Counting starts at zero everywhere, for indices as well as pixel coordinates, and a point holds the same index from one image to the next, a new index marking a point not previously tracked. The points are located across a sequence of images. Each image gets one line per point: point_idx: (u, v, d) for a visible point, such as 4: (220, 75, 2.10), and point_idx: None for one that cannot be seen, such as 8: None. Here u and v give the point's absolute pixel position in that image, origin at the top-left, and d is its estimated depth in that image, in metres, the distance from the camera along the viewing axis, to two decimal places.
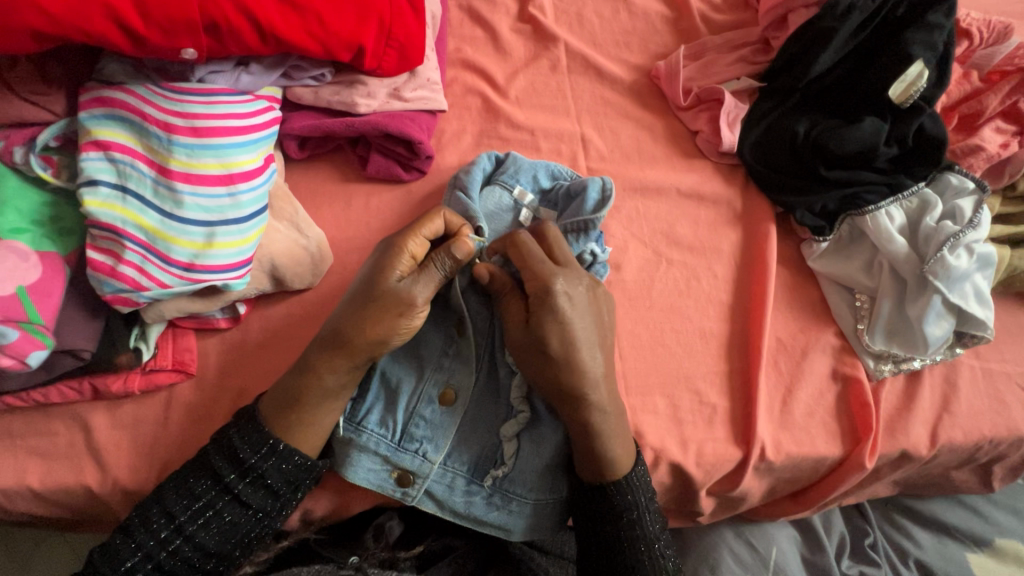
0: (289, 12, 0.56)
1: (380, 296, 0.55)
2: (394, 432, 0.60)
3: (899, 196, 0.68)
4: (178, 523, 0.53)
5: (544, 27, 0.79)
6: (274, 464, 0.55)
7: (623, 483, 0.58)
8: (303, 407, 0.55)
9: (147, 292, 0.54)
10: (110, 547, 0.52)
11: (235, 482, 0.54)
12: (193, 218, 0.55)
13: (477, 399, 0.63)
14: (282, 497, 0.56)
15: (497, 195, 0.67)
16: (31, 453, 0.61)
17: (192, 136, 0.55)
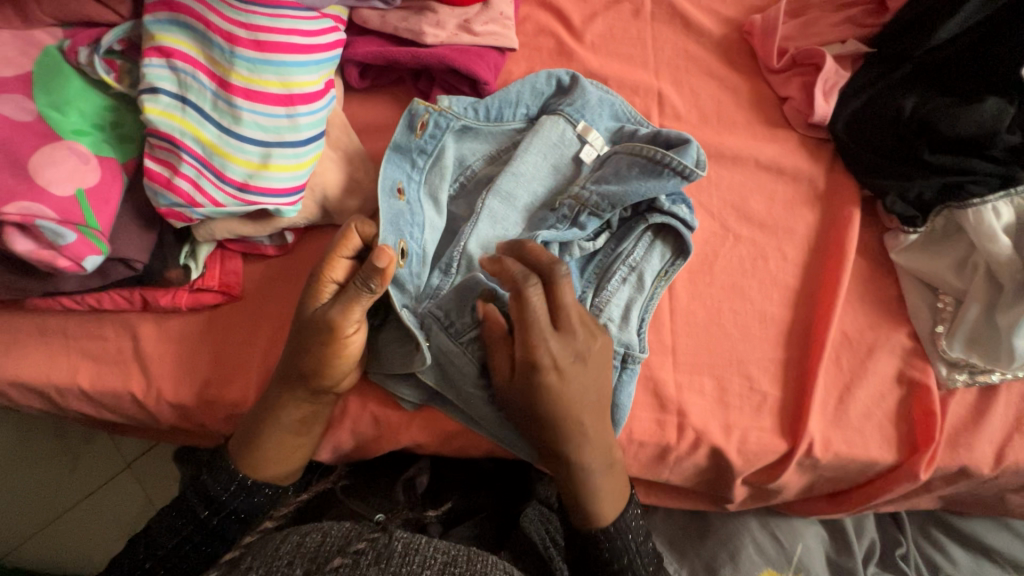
0: None
1: (302, 329, 0.53)
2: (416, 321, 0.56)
3: (1012, 191, 0.60)
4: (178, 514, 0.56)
5: None
6: (243, 499, 0.56)
7: (612, 530, 0.56)
8: (262, 448, 0.56)
9: (200, 209, 0.53)
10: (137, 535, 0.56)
11: (209, 518, 0.55)
12: (250, 137, 0.53)
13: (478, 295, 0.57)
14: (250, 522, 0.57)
15: (560, 128, 0.63)
16: (83, 356, 0.62)
17: (255, 50, 0.53)
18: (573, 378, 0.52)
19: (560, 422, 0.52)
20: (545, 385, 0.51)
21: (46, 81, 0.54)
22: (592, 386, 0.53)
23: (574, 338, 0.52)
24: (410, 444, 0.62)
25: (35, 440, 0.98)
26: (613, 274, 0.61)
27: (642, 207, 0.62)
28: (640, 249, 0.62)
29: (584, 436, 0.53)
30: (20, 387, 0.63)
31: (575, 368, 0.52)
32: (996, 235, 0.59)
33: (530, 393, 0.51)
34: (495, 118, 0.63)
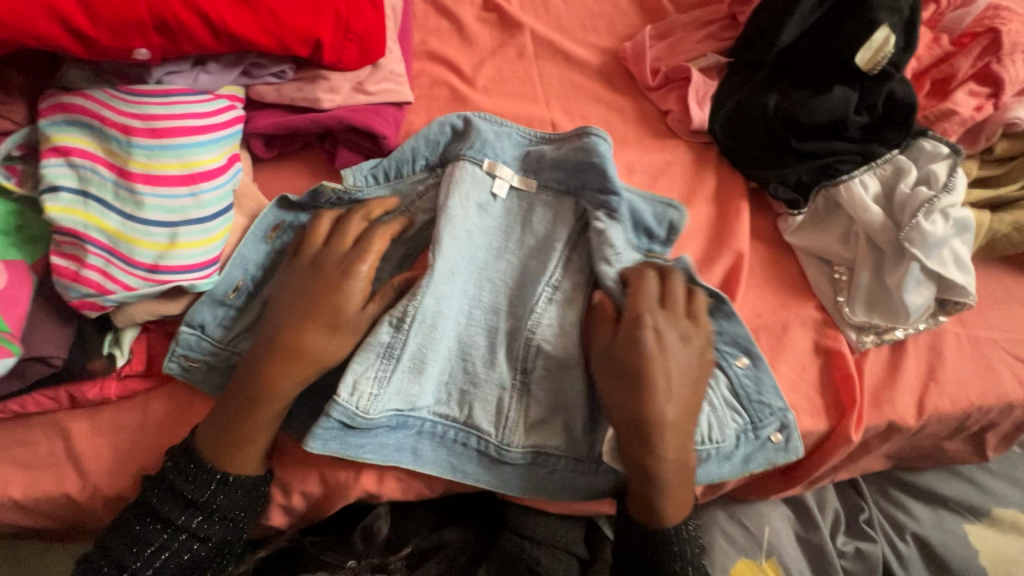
0: (243, 10, 0.54)
1: (330, 308, 0.57)
2: (387, 383, 0.58)
3: (872, 164, 0.67)
4: (130, 569, 0.54)
5: (508, 15, 0.78)
6: (227, 498, 0.57)
7: (673, 534, 0.58)
8: (248, 425, 0.56)
9: (112, 295, 0.54)
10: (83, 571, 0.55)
11: (188, 522, 0.56)
12: (155, 219, 0.55)
13: (431, 353, 0.60)
14: (239, 523, 0.58)
15: (469, 170, 0.65)
16: (11, 465, 0.60)
17: (151, 137, 0.55)
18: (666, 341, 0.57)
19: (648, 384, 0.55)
20: (646, 348, 0.56)
21: None
22: (678, 353, 0.57)
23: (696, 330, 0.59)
24: (363, 494, 0.62)
25: None
26: (537, 296, 0.63)
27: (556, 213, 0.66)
28: (557, 267, 0.64)
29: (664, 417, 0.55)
30: None
31: (675, 343, 0.58)
32: (867, 207, 0.65)
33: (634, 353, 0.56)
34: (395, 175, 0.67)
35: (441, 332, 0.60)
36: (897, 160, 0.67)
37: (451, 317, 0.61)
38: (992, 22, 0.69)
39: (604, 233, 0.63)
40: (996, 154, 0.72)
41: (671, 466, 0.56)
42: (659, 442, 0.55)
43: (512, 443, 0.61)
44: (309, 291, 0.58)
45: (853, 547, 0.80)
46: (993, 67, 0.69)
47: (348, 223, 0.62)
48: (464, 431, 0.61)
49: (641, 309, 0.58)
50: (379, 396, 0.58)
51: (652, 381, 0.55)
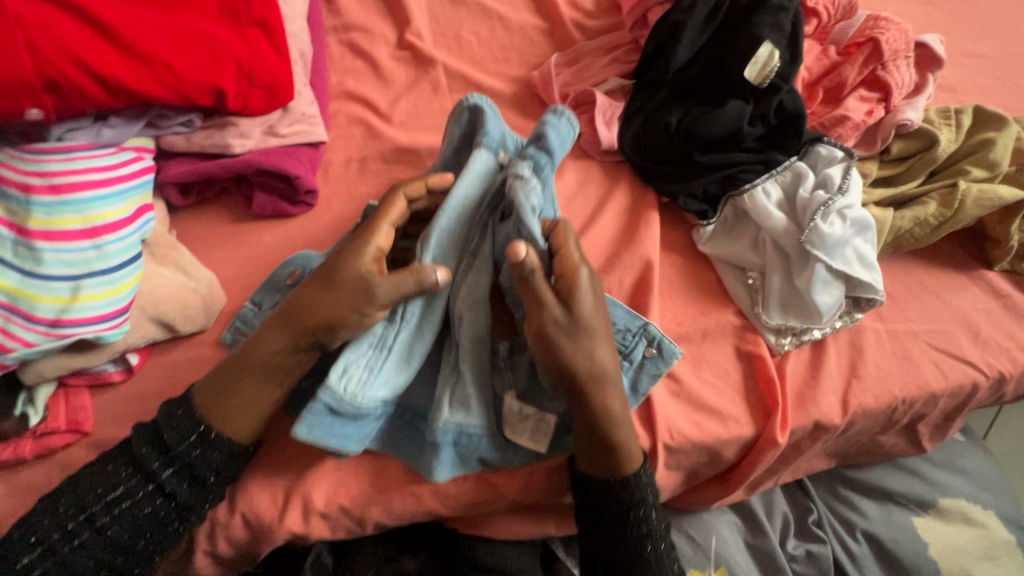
0: (137, 65, 0.56)
1: (339, 284, 0.55)
2: (364, 377, 0.56)
3: (773, 172, 0.70)
4: (93, 510, 0.55)
5: (421, 52, 0.80)
6: (201, 454, 0.57)
7: (632, 481, 0.60)
8: (239, 398, 0.57)
9: (12, 353, 0.54)
10: (35, 518, 0.54)
11: (159, 472, 0.56)
12: (57, 274, 0.55)
13: (422, 347, 0.59)
14: (210, 488, 0.57)
15: (483, 158, 0.62)
16: None
17: (52, 194, 0.56)
18: (570, 249, 0.57)
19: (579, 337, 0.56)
20: (581, 300, 0.56)
21: None
22: (593, 310, 0.57)
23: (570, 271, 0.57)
24: (289, 537, 0.61)
25: None
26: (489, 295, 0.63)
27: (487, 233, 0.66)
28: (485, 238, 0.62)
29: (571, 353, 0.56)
30: None
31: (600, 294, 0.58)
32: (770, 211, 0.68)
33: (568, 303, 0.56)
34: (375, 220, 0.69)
35: (431, 307, 0.60)
36: (796, 165, 0.70)
37: (443, 301, 0.60)
38: (872, 32, 0.73)
39: (513, 179, 0.57)
40: (893, 154, 0.75)
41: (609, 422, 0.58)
42: (596, 394, 0.57)
43: (474, 413, 0.59)
44: (323, 275, 0.56)
45: (803, 549, 0.80)
46: (879, 72, 0.73)
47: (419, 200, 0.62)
48: (466, 434, 0.59)
49: (564, 276, 0.56)
50: (369, 382, 0.56)
51: (590, 335, 0.56)
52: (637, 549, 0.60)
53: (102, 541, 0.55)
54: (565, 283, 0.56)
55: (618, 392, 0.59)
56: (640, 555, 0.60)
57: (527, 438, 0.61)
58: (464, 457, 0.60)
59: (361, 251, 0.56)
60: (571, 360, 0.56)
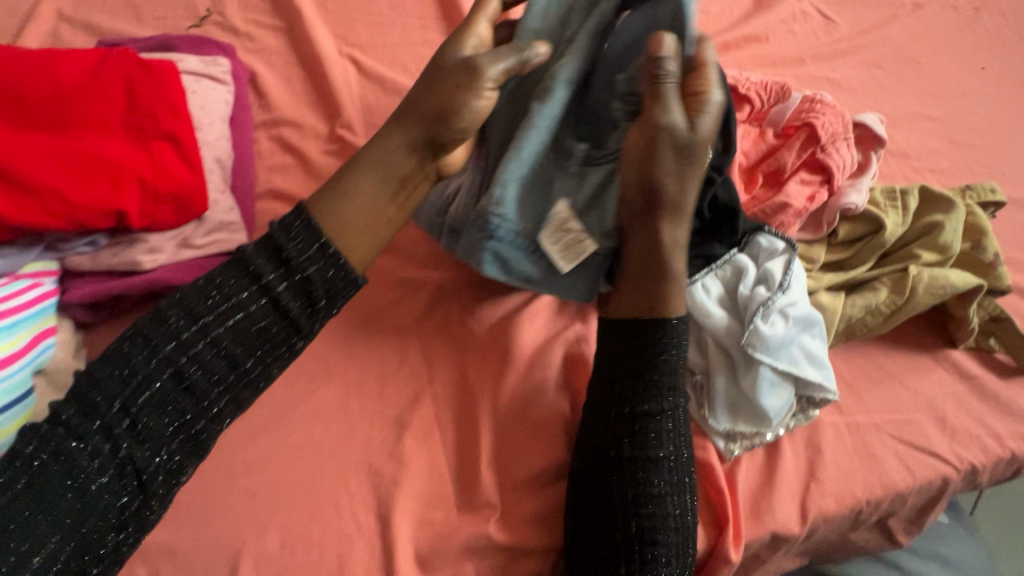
0: (26, 198, 0.55)
1: (443, 92, 0.54)
2: (477, 182, 0.64)
3: (712, 267, 0.66)
4: (184, 339, 0.46)
5: (353, 146, 0.78)
6: (185, 364, 0.46)
7: (670, 465, 0.58)
8: (351, 205, 0.52)
9: None
10: (116, 354, 0.45)
11: (212, 325, 0.46)
12: None
13: (499, 140, 0.62)
14: (224, 381, 0.47)
15: None
16: None
17: None
18: (704, 121, 0.56)
19: (694, 152, 0.56)
20: (695, 114, 0.56)
21: None
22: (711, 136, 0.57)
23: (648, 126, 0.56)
24: None
25: None
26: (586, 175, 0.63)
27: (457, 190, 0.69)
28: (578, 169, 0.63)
29: (681, 173, 0.57)
30: None
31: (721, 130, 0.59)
32: (705, 311, 0.64)
33: (693, 107, 0.57)
34: None
35: (487, 161, 0.63)
36: (739, 261, 0.67)
37: (542, 121, 0.58)
38: (808, 116, 0.71)
39: None
40: (841, 237, 0.72)
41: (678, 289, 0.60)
42: (672, 189, 0.57)
43: (558, 205, 0.60)
44: (429, 152, 0.55)
45: None
46: (819, 155, 0.70)
47: (485, 25, 0.61)
48: (507, 227, 0.59)
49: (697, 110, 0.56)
50: (461, 195, 0.65)
51: (693, 164, 0.57)
52: (661, 537, 0.56)
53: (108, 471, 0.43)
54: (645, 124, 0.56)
55: (677, 236, 0.59)
56: (624, 498, 0.57)
57: (558, 251, 0.61)
58: (516, 265, 0.62)
59: (478, 27, 0.60)
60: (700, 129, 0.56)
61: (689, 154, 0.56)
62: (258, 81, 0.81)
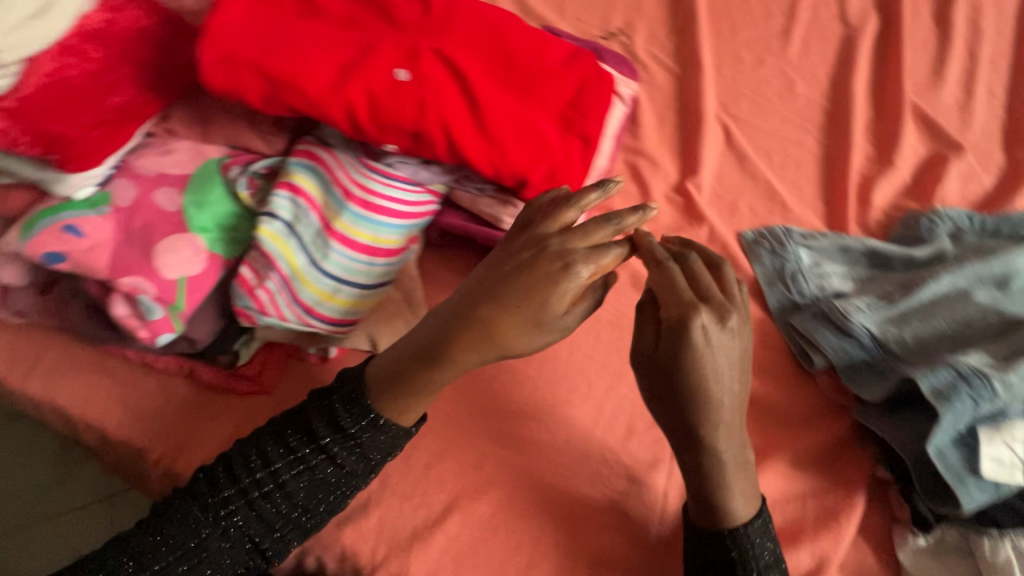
0: (480, 138, 0.62)
1: (527, 265, 0.53)
2: (895, 309, 0.67)
3: None
4: (320, 442, 0.57)
5: (696, 205, 0.81)
6: (336, 457, 0.57)
7: (737, 536, 0.55)
8: (439, 373, 0.54)
9: (266, 317, 0.62)
10: (277, 432, 0.58)
11: (331, 445, 0.57)
12: (330, 272, 0.63)
13: (932, 302, 0.67)
14: (355, 472, 0.58)
15: None
16: (121, 403, 0.71)
17: (362, 207, 0.63)
18: (682, 348, 0.52)
19: (703, 380, 0.52)
20: (688, 344, 0.52)
21: (197, 183, 0.67)
22: (727, 362, 0.53)
23: (684, 306, 0.53)
24: None
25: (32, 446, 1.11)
26: None
27: (800, 271, 0.74)
28: None
29: (691, 404, 0.53)
30: (63, 413, 0.72)
31: (724, 343, 0.53)
32: (747, 520, 0.56)
33: (678, 338, 0.52)
34: (777, 257, 0.75)
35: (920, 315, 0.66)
36: (747, 457, 0.57)
37: None
38: None
39: None
40: None
41: (734, 466, 0.55)
42: (699, 338, 0.51)
43: (1010, 373, 0.58)
44: (482, 329, 0.52)
45: None
46: None
47: (589, 196, 0.57)
48: (982, 376, 0.58)
49: (689, 316, 0.52)
50: (873, 316, 0.66)
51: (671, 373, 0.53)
52: None
53: (271, 514, 0.57)
54: (677, 307, 0.53)
55: (732, 421, 0.55)
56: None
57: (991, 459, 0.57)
58: (954, 405, 0.58)
59: (589, 202, 0.57)
60: (684, 301, 0.53)
61: (666, 360, 0.53)
62: (639, 110, 0.88)
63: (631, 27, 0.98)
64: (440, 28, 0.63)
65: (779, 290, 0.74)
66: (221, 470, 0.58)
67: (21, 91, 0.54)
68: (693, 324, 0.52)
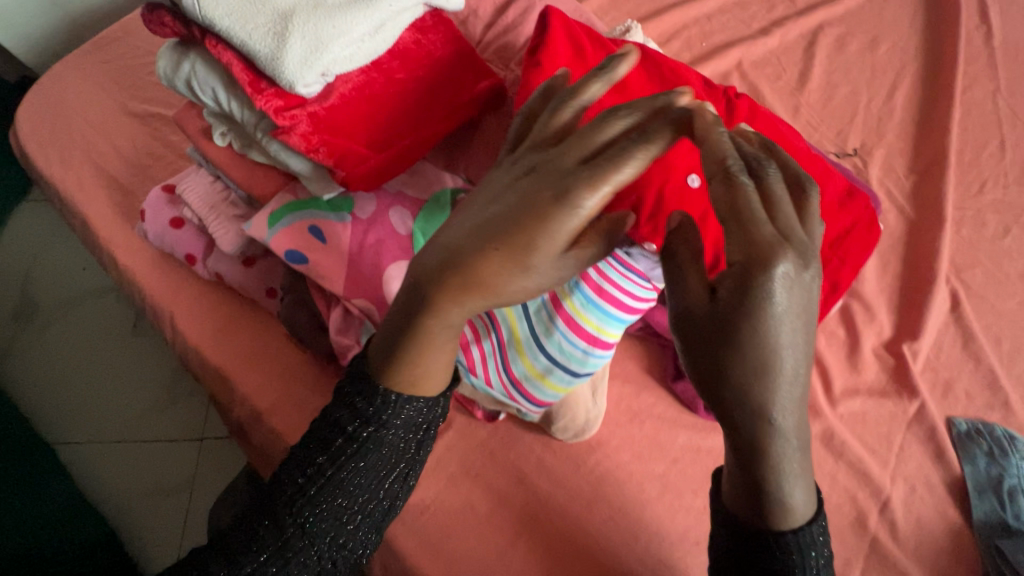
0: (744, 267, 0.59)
1: (528, 200, 0.42)
2: None
3: None
4: (353, 428, 0.53)
5: (908, 373, 0.73)
6: (382, 435, 0.53)
7: (790, 548, 0.41)
8: (428, 342, 0.49)
9: (473, 376, 0.64)
10: (314, 429, 0.54)
11: (361, 429, 0.53)
12: (548, 353, 0.61)
13: None
14: (406, 444, 0.55)
15: None
16: (288, 390, 0.73)
17: (595, 294, 0.60)
18: (767, 303, 0.35)
19: (774, 353, 0.36)
20: (762, 278, 0.35)
21: (429, 210, 0.63)
22: (799, 315, 0.36)
23: (755, 248, 0.35)
24: None
25: (155, 367, 1.18)
26: None
27: (1013, 491, 0.67)
28: None
29: (769, 397, 0.37)
30: (232, 382, 0.74)
31: (806, 293, 0.36)
32: (807, 519, 0.42)
33: (753, 308, 0.35)
34: (991, 463, 0.68)
35: None
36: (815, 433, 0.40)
37: None
38: None
39: None
40: None
41: (800, 452, 0.39)
42: (782, 285, 0.35)
43: None
44: (451, 260, 0.44)
45: None
46: None
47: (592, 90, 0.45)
48: None
49: (750, 244, 0.35)
50: None
51: (769, 382, 0.37)
52: None
53: (334, 508, 0.53)
54: (752, 243, 0.35)
55: (797, 374, 0.37)
56: None
57: None
58: None
59: (592, 94, 0.46)
60: (760, 236, 0.35)
61: (757, 355, 0.36)
62: None
63: (868, 150, 0.91)
64: None
65: (989, 502, 0.66)
66: (282, 475, 0.54)
67: (327, 99, 0.53)
68: (769, 276, 0.35)
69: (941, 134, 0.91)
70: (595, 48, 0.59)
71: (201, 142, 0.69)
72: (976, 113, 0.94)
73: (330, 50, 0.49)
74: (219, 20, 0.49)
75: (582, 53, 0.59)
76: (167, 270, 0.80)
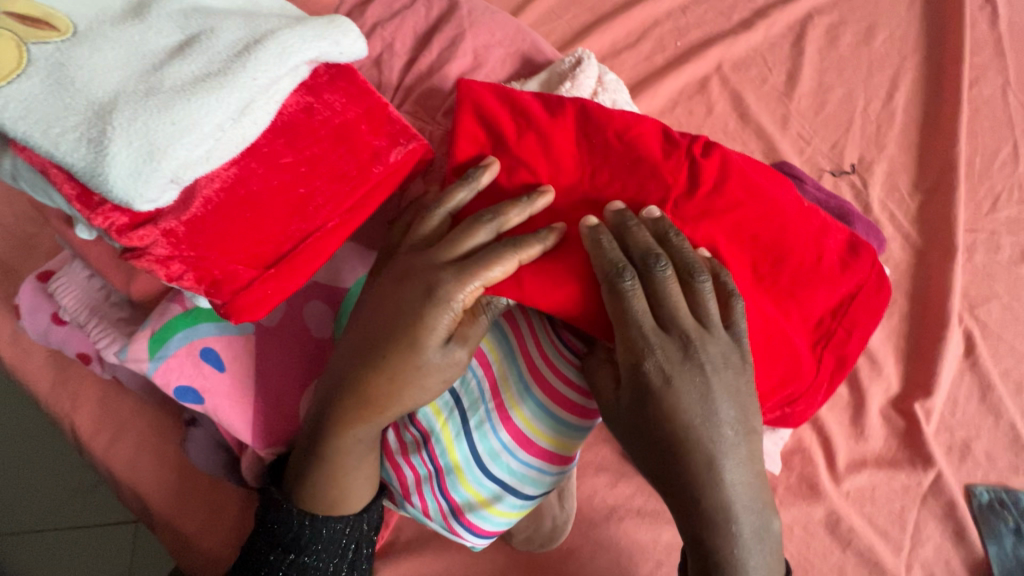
0: None
1: (409, 309, 0.43)
2: None
3: None
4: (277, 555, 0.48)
5: (921, 438, 0.65)
6: (310, 555, 0.49)
7: None
8: (332, 450, 0.46)
9: (410, 502, 0.53)
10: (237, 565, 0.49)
11: (286, 552, 0.48)
12: (495, 476, 0.50)
13: None
14: (336, 556, 0.50)
15: None
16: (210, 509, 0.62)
17: (549, 401, 0.49)
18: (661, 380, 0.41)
19: (692, 427, 0.40)
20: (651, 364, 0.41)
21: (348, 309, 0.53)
22: (711, 393, 0.41)
23: (621, 312, 0.42)
24: None
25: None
26: None
27: None
28: None
29: (696, 470, 0.40)
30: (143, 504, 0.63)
31: (708, 367, 0.42)
32: None
33: (650, 384, 0.41)
34: (1013, 541, 0.61)
35: None
36: (772, 518, 0.42)
37: None
38: None
39: None
40: None
41: (752, 538, 0.40)
42: (670, 362, 0.41)
43: None
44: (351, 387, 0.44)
45: None
46: None
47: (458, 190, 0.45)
48: None
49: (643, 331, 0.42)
50: None
51: (694, 453, 0.40)
52: None
53: None
54: (629, 328, 0.42)
55: (732, 453, 0.40)
56: None
57: None
58: None
59: (459, 203, 0.45)
60: (649, 325, 0.42)
61: (672, 430, 0.40)
62: None
63: (867, 166, 0.80)
64: (705, 206, 0.48)
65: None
66: None
67: (186, 210, 0.40)
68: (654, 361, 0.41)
69: (947, 143, 0.80)
70: (510, 120, 0.48)
71: (65, 232, 0.55)
72: (985, 114, 0.83)
73: (174, 156, 0.37)
74: (13, 125, 0.35)
75: (499, 119, 0.48)
76: (58, 370, 0.67)
